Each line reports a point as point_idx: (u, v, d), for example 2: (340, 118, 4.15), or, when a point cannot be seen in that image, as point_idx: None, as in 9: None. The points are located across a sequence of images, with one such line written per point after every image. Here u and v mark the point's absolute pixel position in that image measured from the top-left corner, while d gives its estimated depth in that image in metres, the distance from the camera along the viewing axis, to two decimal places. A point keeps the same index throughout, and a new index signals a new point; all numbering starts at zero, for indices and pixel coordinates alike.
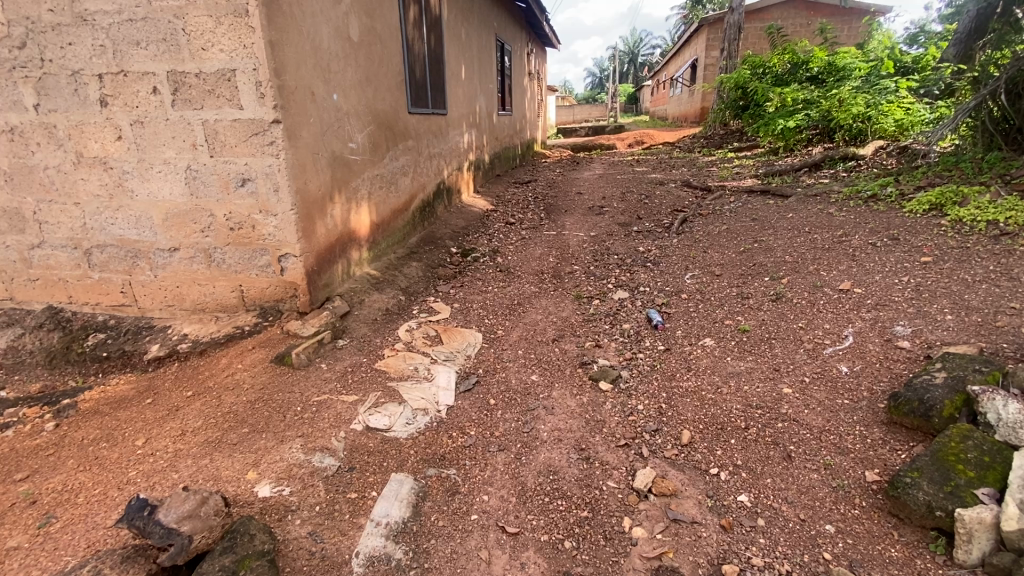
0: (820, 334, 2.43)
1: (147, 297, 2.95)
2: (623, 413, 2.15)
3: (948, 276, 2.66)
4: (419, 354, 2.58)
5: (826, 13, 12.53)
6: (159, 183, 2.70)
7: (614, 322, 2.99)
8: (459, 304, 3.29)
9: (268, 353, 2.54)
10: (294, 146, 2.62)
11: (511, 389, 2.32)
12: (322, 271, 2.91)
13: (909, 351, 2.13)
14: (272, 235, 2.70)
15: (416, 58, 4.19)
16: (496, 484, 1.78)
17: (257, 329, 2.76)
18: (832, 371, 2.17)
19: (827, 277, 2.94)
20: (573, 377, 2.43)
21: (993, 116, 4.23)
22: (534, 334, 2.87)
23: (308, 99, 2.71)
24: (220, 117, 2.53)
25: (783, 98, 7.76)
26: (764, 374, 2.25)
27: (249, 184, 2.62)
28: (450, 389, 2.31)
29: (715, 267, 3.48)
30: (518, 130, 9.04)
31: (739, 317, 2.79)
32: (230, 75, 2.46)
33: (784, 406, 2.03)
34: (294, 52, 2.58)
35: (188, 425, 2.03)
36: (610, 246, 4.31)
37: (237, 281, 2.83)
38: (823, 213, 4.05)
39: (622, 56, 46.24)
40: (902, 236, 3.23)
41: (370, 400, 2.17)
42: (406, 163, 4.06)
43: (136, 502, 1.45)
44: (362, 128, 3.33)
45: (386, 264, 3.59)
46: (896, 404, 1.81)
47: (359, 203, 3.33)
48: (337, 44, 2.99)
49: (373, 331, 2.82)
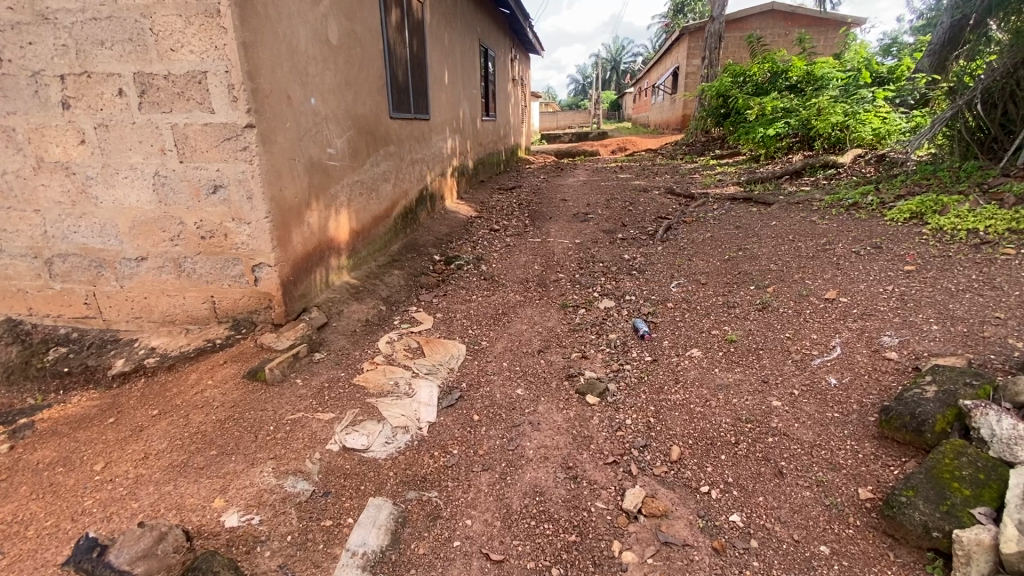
0: (808, 344, 2.41)
1: (113, 309, 2.81)
2: (611, 428, 2.09)
3: (932, 285, 2.67)
4: (400, 368, 2.49)
5: (804, 24, 12.78)
6: (125, 189, 2.57)
7: (600, 331, 2.94)
8: (442, 314, 3.21)
9: (240, 368, 2.42)
10: (269, 152, 2.52)
11: (496, 404, 2.25)
12: (298, 282, 2.80)
13: (897, 363, 2.12)
14: (245, 244, 2.58)
15: (398, 63, 4.11)
16: (480, 507, 1.70)
17: (229, 341, 2.64)
18: (821, 383, 2.14)
19: (813, 286, 2.93)
20: (560, 390, 2.37)
21: (969, 126, 4.33)
22: (520, 345, 2.80)
23: (283, 103, 2.62)
24: (190, 121, 2.42)
25: (762, 108, 7.81)
26: (752, 387, 2.21)
27: (221, 191, 2.51)
28: (432, 404, 2.23)
29: (701, 275, 3.46)
30: (502, 136, 8.99)
31: (726, 326, 2.75)
32: (201, 77, 2.35)
33: (774, 420, 1.99)
34: (269, 54, 2.48)
35: (152, 447, 1.91)
36: (596, 253, 4.27)
37: (208, 292, 2.71)
38: (806, 221, 4.07)
39: (605, 63, 46.73)
40: (884, 245, 3.24)
41: (348, 418, 2.07)
42: (387, 169, 3.97)
43: (86, 543, 1.44)
44: (342, 133, 3.24)
45: (366, 273, 3.49)
46: (887, 418, 1.78)
47: (338, 211, 3.23)
48: (316, 47, 2.90)
49: (352, 343, 2.73)
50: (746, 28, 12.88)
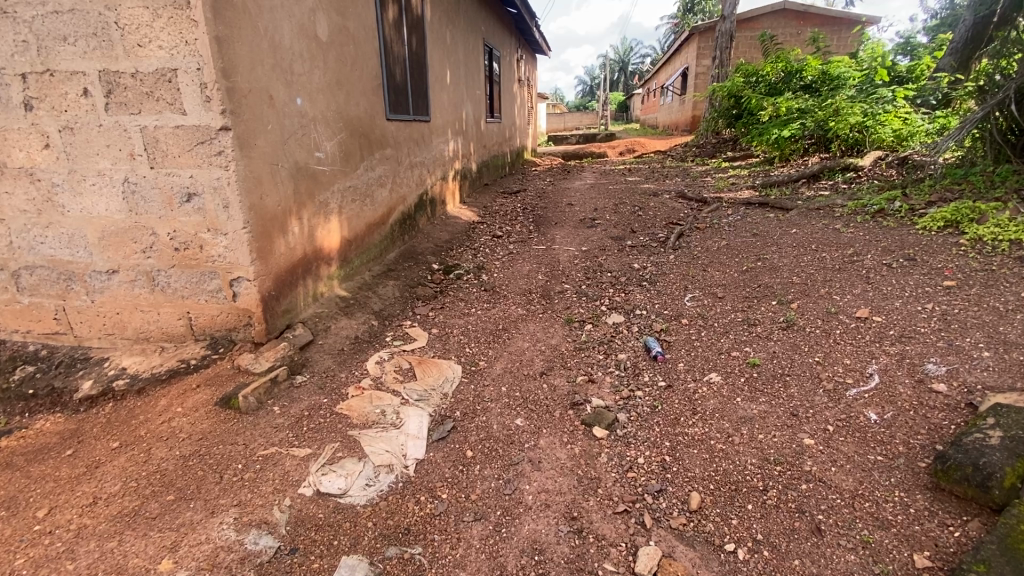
0: (840, 371, 2.16)
1: (85, 325, 2.61)
2: (621, 469, 1.86)
3: (976, 303, 2.41)
4: (387, 394, 2.26)
5: (817, 22, 12.48)
6: (93, 197, 2.37)
7: (607, 351, 2.70)
8: (438, 330, 2.98)
9: (213, 394, 2.21)
10: (247, 157, 2.31)
11: (493, 437, 2.02)
12: (281, 296, 2.59)
13: (947, 398, 1.87)
14: (222, 256, 2.38)
15: (395, 61, 3.90)
16: (470, 568, 1.47)
17: (205, 361, 2.43)
18: (859, 419, 1.89)
19: (841, 302, 2.68)
20: (563, 421, 2.13)
21: (1001, 127, 4.06)
22: (520, 366, 2.57)
23: (264, 103, 2.41)
24: (160, 123, 2.22)
25: (777, 109, 7.48)
26: (780, 421, 1.98)
27: (196, 200, 2.30)
28: (421, 438, 2.00)
29: (717, 288, 3.22)
30: (508, 138, 8.79)
31: (747, 347, 2.51)
32: (171, 75, 2.15)
33: (808, 463, 1.75)
34: (247, 50, 2.27)
35: (103, 491, 1.70)
36: (603, 262, 4.04)
37: (184, 308, 2.51)
38: (828, 229, 3.81)
39: (613, 64, 46.52)
40: (918, 257, 2.98)
41: (324, 455, 1.85)
42: (384, 173, 3.76)
43: None
44: (332, 136, 3.03)
45: (359, 284, 3.28)
46: (944, 469, 1.54)
47: (327, 218, 3.02)
48: (302, 44, 2.69)
49: (338, 364, 2.51)
50: (756, 28, 12.62)
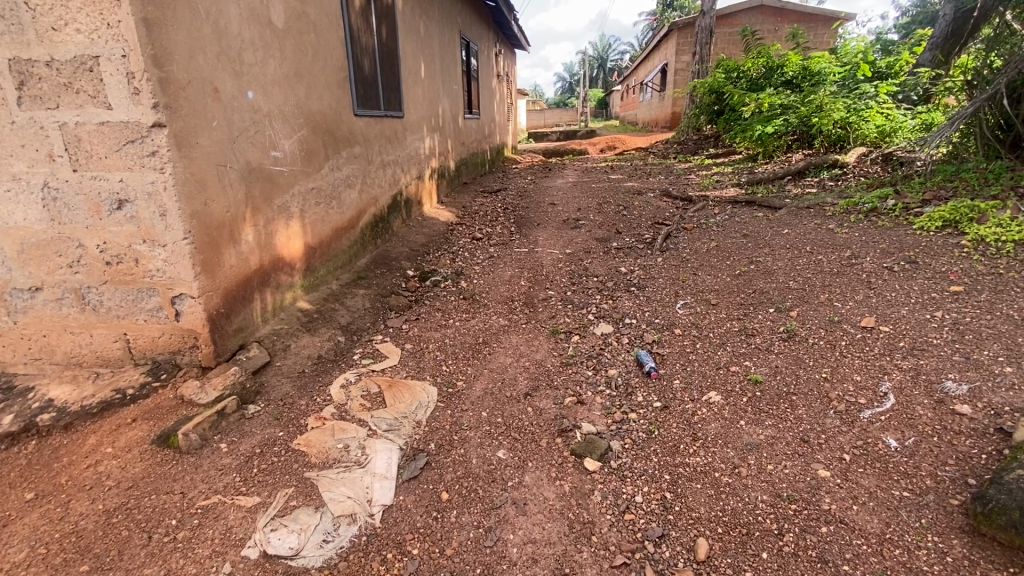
0: (851, 390, 1.98)
1: (6, 349, 2.28)
2: (617, 510, 1.65)
3: (988, 311, 2.25)
4: (352, 425, 2.01)
5: (795, 19, 12.49)
6: (9, 205, 2.06)
7: (596, 367, 2.49)
8: (412, 346, 2.72)
9: (150, 430, 1.93)
10: (188, 158, 2.02)
11: (472, 475, 1.78)
12: (231, 314, 2.30)
13: (973, 421, 1.70)
14: (161, 271, 2.08)
15: (362, 52, 3.62)
16: None
17: (144, 390, 2.14)
18: (877, 446, 1.71)
19: (844, 310, 2.51)
20: (550, 452, 1.91)
21: (990, 122, 3.99)
22: (502, 386, 2.33)
23: (208, 96, 2.12)
24: (82, 119, 1.93)
25: (759, 104, 7.31)
26: (790, 448, 1.78)
27: (127, 207, 2.01)
28: (391, 477, 1.76)
29: (710, 294, 3.03)
30: (487, 135, 8.51)
31: (746, 362, 2.32)
32: (92, 64, 1.86)
33: (826, 501, 1.56)
34: (185, 35, 1.98)
35: (3, 560, 1.43)
36: (589, 265, 3.83)
37: (120, 329, 2.21)
38: (822, 229, 3.66)
39: (592, 61, 46.46)
40: (920, 259, 2.83)
41: (275, 505, 1.60)
42: (352, 174, 3.49)
43: None
44: (291, 133, 2.75)
45: (325, 295, 3.00)
46: (986, 512, 1.36)
47: (287, 224, 2.74)
48: (253, 30, 2.41)
49: (298, 389, 2.24)
50: (735, 24, 12.56)
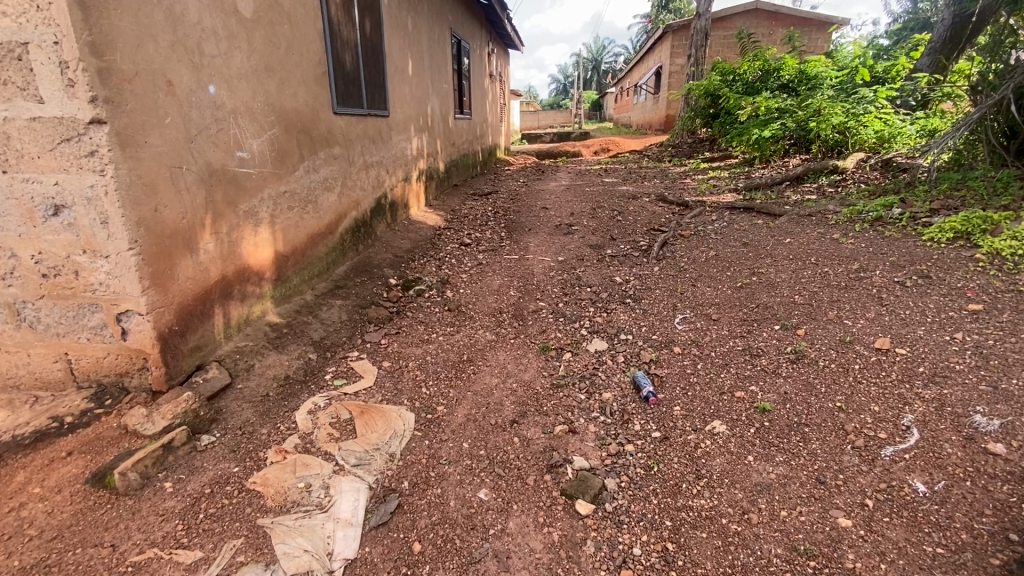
0: (870, 423, 1.80)
1: None
2: (612, 565, 1.45)
3: (1013, 333, 2.08)
4: (317, 460, 1.80)
5: (789, 23, 12.42)
6: None
7: (589, 390, 2.29)
8: (390, 364, 2.51)
9: (86, 466, 1.71)
10: (135, 159, 1.80)
11: (449, 521, 1.58)
12: (187, 332, 2.08)
13: (1008, 464, 1.53)
14: (104, 285, 1.86)
15: (343, 47, 3.40)
16: None
17: (86, 417, 1.91)
18: (903, 490, 1.53)
19: (855, 329, 2.33)
20: (537, 492, 1.71)
21: (995, 128, 3.82)
22: (487, 413, 2.12)
23: (161, 90, 1.90)
24: (11, 114, 1.71)
25: (755, 108, 7.16)
26: (805, 491, 1.60)
27: (65, 213, 1.79)
28: (356, 524, 1.56)
29: (710, 308, 2.85)
30: (479, 135, 8.30)
31: (752, 387, 2.13)
32: (20, 51, 1.64)
33: (849, 557, 1.37)
34: (132, 21, 1.76)
35: None
36: (582, 274, 3.64)
37: (60, 348, 1.98)
38: (826, 239, 3.50)
39: (586, 63, 46.40)
40: (933, 274, 2.67)
41: (219, 562, 1.39)
42: (331, 176, 3.27)
43: None
44: (260, 132, 2.53)
45: (298, 307, 2.79)
46: None
47: (255, 231, 2.52)
48: (217, 19, 2.19)
49: (260, 416, 2.03)
50: (730, 27, 12.44)
